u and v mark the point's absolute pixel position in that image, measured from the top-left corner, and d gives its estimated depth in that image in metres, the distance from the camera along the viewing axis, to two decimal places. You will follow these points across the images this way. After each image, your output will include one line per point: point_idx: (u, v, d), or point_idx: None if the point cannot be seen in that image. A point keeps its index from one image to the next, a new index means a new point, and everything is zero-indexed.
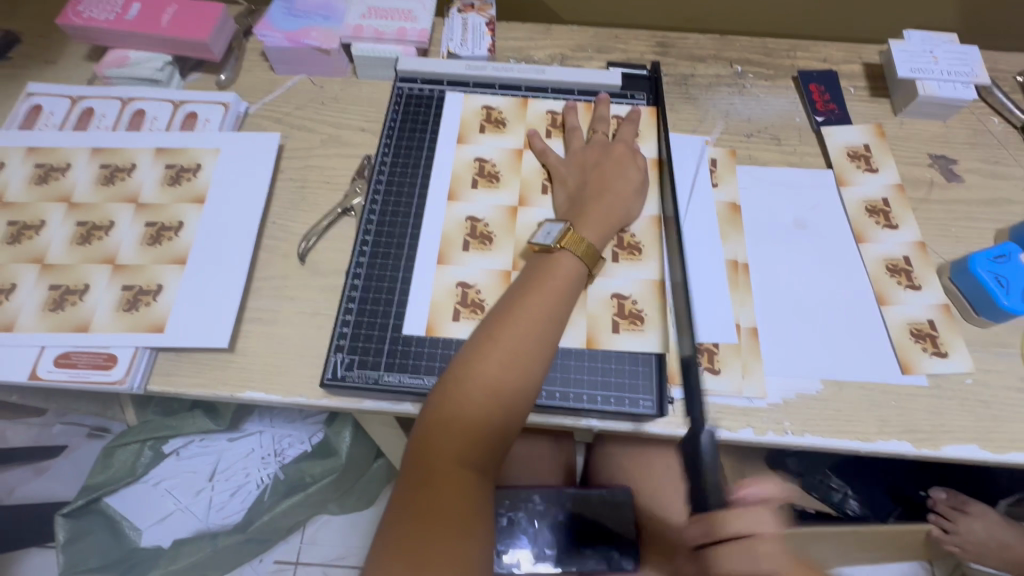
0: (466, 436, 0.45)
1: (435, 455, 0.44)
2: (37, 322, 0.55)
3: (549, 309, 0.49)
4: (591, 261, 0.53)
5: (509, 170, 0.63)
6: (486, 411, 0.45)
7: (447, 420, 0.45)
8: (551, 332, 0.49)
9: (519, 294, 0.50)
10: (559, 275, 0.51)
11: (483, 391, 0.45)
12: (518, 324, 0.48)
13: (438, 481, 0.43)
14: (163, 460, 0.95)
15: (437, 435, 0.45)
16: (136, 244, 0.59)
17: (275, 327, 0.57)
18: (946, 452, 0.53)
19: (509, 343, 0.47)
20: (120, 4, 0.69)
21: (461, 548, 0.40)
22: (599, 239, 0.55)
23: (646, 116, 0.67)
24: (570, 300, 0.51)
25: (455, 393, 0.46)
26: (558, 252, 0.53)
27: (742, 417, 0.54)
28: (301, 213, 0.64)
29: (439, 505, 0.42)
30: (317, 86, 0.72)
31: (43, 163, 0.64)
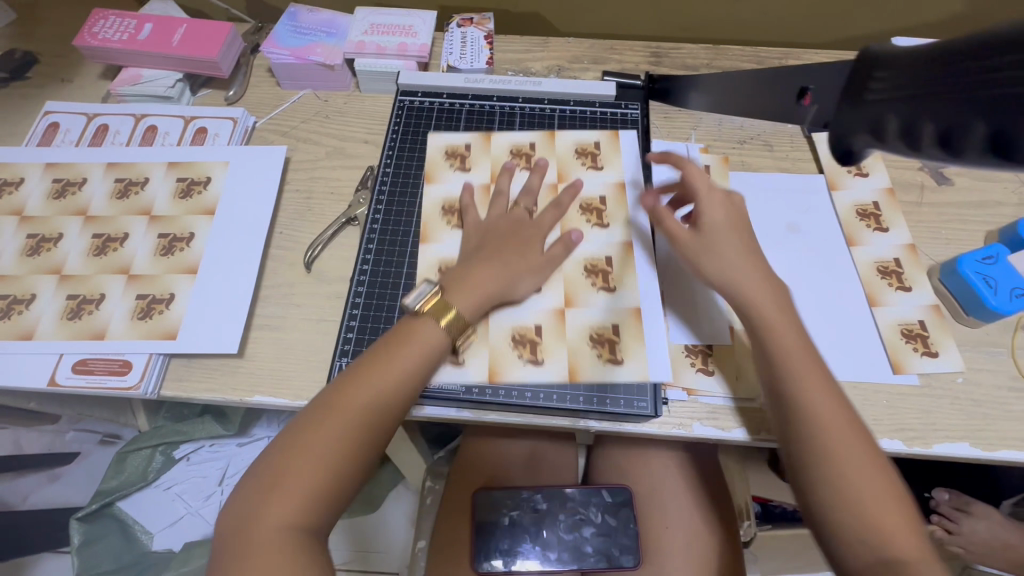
0: (296, 497, 0.44)
1: (256, 530, 0.43)
2: (56, 330, 0.58)
3: (402, 366, 0.50)
4: (456, 330, 0.53)
5: (481, 154, 0.67)
6: (321, 473, 0.45)
7: (271, 491, 0.45)
8: (397, 392, 0.50)
9: (379, 351, 0.51)
10: (415, 338, 0.52)
11: (319, 455, 0.46)
12: (371, 384, 0.49)
13: (258, 552, 0.42)
14: (174, 465, 0.98)
15: (313, 425, 0.47)
16: (149, 255, 0.62)
17: (283, 333, 0.59)
18: (935, 450, 0.54)
19: (350, 411, 0.48)
20: (133, 25, 0.72)
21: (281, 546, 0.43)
22: (471, 310, 0.54)
23: (718, 165, 0.69)
24: (429, 361, 0.52)
25: (284, 460, 0.46)
26: (419, 320, 0.53)
27: (735, 415, 0.55)
28: (307, 223, 0.66)
29: (285, 487, 0.45)
30: (321, 101, 0.75)
31: (61, 178, 0.67)
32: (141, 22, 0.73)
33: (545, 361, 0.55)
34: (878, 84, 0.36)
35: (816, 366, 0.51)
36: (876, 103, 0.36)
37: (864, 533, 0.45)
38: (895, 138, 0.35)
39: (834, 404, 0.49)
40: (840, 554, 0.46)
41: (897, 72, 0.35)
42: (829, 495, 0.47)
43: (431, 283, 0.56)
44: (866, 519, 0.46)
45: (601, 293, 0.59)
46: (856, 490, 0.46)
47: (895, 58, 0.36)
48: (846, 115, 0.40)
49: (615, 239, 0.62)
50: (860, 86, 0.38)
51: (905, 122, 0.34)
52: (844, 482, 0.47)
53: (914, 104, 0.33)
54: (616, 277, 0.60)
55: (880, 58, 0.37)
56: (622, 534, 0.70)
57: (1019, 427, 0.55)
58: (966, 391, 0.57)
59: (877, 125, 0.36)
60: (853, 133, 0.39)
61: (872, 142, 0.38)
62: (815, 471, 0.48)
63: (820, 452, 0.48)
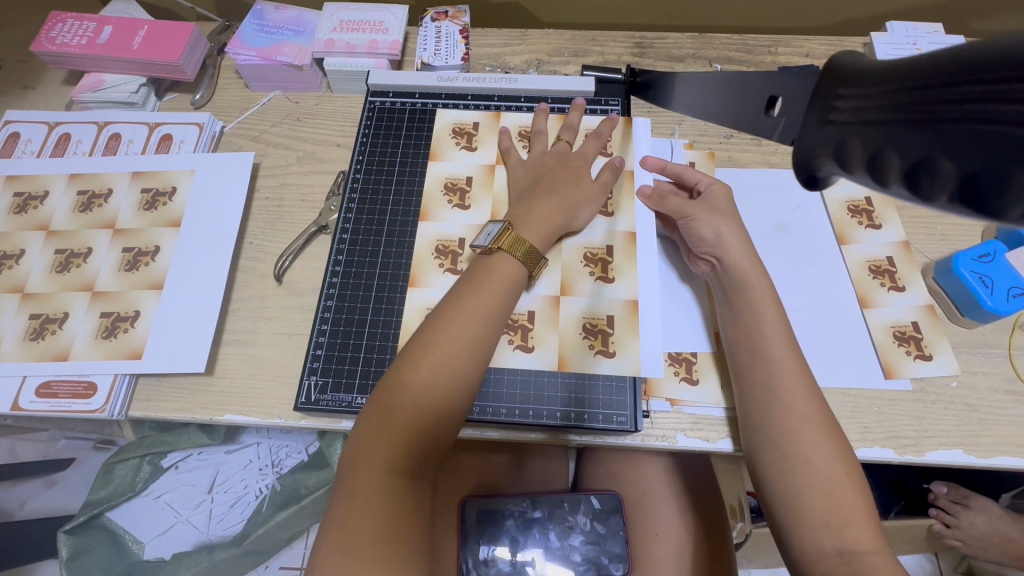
0: (401, 437, 0.43)
1: (365, 470, 0.42)
2: (18, 352, 0.56)
3: (490, 303, 0.48)
4: (531, 262, 0.52)
5: (488, 133, 0.65)
6: (421, 413, 0.44)
7: (378, 432, 0.43)
8: (487, 328, 0.48)
9: (456, 295, 0.49)
10: (498, 274, 0.50)
11: (417, 395, 0.44)
12: (459, 328, 0.47)
13: (367, 492, 0.41)
14: (163, 474, 0.96)
15: (404, 370, 0.45)
16: (113, 270, 0.60)
17: (254, 349, 0.58)
18: (926, 458, 0.52)
19: (443, 349, 0.45)
20: (92, 28, 0.69)
21: (396, 493, 0.42)
22: (541, 243, 0.54)
23: (622, 127, 0.65)
24: (509, 298, 0.49)
25: (387, 399, 0.44)
26: (496, 253, 0.51)
27: (721, 427, 0.53)
28: (278, 232, 0.64)
29: (389, 437, 0.43)
30: (291, 102, 0.72)
31: (23, 191, 0.64)
32: (100, 24, 0.70)
33: (536, 348, 0.54)
34: (845, 99, 0.23)
35: (796, 360, 0.49)
36: (840, 129, 0.23)
37: (811, 529, 0.43)
38: (862, 172, 0.23)
39: (809, 399, 0.47)
40: (793, 548, 0.44)
41: (872, 83, 0.22)
42: (782, 485, 0.46)
43: (500, 222, 0.54)
44: (820, 517, 0.43)
45: (595, 282, 0.56)
46: (813, 485, 0.44)
47: (867, 65, 0.23)
48: (805, 133, 0.26)
49: (612, 228, 0.59)
50: (824, 101, 0.24)
51: (877, 159, 0.21)
52: (805, 464, 0.45)
53: (890, 134, 0.21)
54: (613, 266, 0.57)
55: (849, 65, 0.24)
56: (613, 541, 0.69)
57: (1016, 433, 0.53)
58: (961, 396, 0.54)
59: (838, 159, 0.24)
60: (815, 159, 0.25)
61: (836, 172, 0.25)
62: (774, 460, 0.46)
63: (783, 442, 0.46)
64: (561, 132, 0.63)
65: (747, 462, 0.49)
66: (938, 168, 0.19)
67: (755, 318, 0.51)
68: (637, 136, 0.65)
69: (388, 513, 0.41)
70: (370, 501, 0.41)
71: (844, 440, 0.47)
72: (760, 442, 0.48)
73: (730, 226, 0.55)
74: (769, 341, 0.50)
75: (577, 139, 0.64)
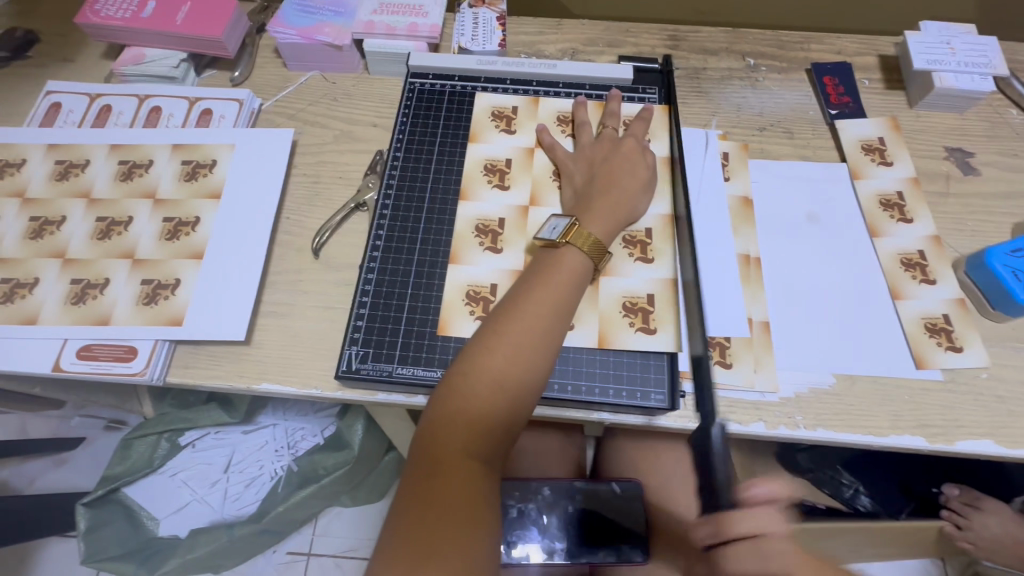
0: (474, 420, 0.44)
1: (442, 448, 0.43)
2: (60, 315, 0.56)
3: (558, 294, 0.49)
4: (596, 255, 0.52)
5: (528, 117, 0.66)
6: (494, 398, 0.45)
7: (451, 414, 0.44)
8: (556, 319, 0.48)
9: (524, 285, 0.50)
10: (565, 268, 0.51)
11: (491, 380, 0.45)
12: (530, 318, 0.47)
13: (444, 470, 0.42)
14: (180, 451, 0.96)
15: (477, 355, 0.46)
16: (154, 239, 0.60)
17: (291, 320, 0.58)
18: (955, 447, 0.53)
19: (515, 337, 0.46)
20: (136, 3, 0.70)
21: (470, 475, 0.42)
22: (606, 236, 0.54)
23: (658, 117, 0.66)
24: (575, 291, 0.50)
25: (461, 382, 0.45)
26: (562, 247, 0.52)
27: (752, 410, 0.54)
28: (315, 208, 0.64)
29: (461, 419, 0.44)
30: (329, 82, 0.73)
31: (64, 160, 0.65)
32: None
33: (576, 325, 0.54)
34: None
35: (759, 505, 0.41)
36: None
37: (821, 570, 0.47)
38: None
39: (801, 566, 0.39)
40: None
41: None
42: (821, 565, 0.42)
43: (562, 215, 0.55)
44: None
45: (635, 264, 0.57)
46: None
47: None
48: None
49: (653, 211, 0.60)
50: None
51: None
52: None
53: None
54: (652, 248, 0.58)
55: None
56: (633, 527, 0.68)
57: None
58: (990, 389, 0.55)
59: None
60: None
61: None
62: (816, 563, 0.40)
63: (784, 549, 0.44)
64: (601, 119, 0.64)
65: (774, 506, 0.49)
66: None
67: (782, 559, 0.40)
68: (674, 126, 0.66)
69: (465, 491, 0.41)
70: (447, 477, 0.42)
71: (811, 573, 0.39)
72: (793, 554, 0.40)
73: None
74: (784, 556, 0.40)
75: (618, 126, 0.65)
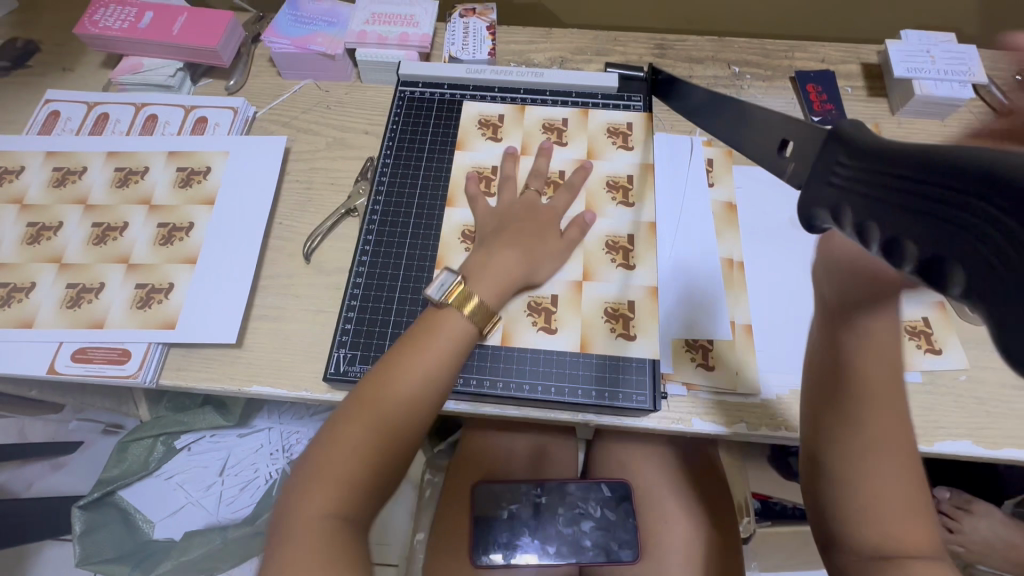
0: (336, 485, 0.41)
1: (300, 515, 0.40)
2: (55, 318, 0.58)
3: (433, 356, 0.47)
4: (481, 320, 0.50)
5: (515, 125, 0.68)
6: (358, 459, 0.42)
7: (316, 477, 0.41)
8: (429, 380, 0.46)
9: (403, 343, 0.47)
10: (444, 332, 0.48)
11: (355, 441, 0.42)
12: (406, 377, 0.45)
13: (303, 534, 0.40)
14: (175, 455, 0.97)
15: (352, 415, 0.44)
16: (149, 244, 0.62)
17: (282, 324, 0.59)
18: (935, 448, 0.54)
19: (388, 396, 0.44)
20: (134, 13, 0.72)
21: (332, 543, 0.40)
22: (493, 298, 0.52)
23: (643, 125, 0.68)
24: (459, 349, 0.48)
25: (327, 446, 0.42)
26: (445, 308, 0.49)
27: (734, 411, 0.55)
28: (307, 213, 0.66)
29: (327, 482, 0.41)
30: (323, 91, 0.74)
31: (62, 166, 0.66)
32: (141, 10, 0.72)
33: (558, 330, 0.56)
34: (844, 169, 0.25)
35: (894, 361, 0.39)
36: (838, 194, 0.25)
37: (863, 553, 0.39)
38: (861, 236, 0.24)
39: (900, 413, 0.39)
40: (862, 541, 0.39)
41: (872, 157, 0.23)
42: (851, 519, 0.40)
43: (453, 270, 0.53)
44: (880, 547, 0.38)
45: (620, 270, 0.58)
46: (879, 540, 0.38)
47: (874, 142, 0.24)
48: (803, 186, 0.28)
49: (636, 217, 0.61)
50: (821, 165, 0.26)
51: (884, 239, 0.23)
52: (861, 501, 0.39)
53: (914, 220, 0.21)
54: (635, 254, 0.59)
55: (854, 135, 0.25)
56: (621, 528, 0.70)
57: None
58: (969, 390, 0.56)
59: (838, 215, 0.25)
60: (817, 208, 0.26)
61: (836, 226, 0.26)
62: (844, 504, 0.40)
63: (854, 459, 0.40)
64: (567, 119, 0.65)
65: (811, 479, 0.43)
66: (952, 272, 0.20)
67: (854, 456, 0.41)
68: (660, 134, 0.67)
69: (321, 560, 0.39)
70: (303, 542, 0.39)
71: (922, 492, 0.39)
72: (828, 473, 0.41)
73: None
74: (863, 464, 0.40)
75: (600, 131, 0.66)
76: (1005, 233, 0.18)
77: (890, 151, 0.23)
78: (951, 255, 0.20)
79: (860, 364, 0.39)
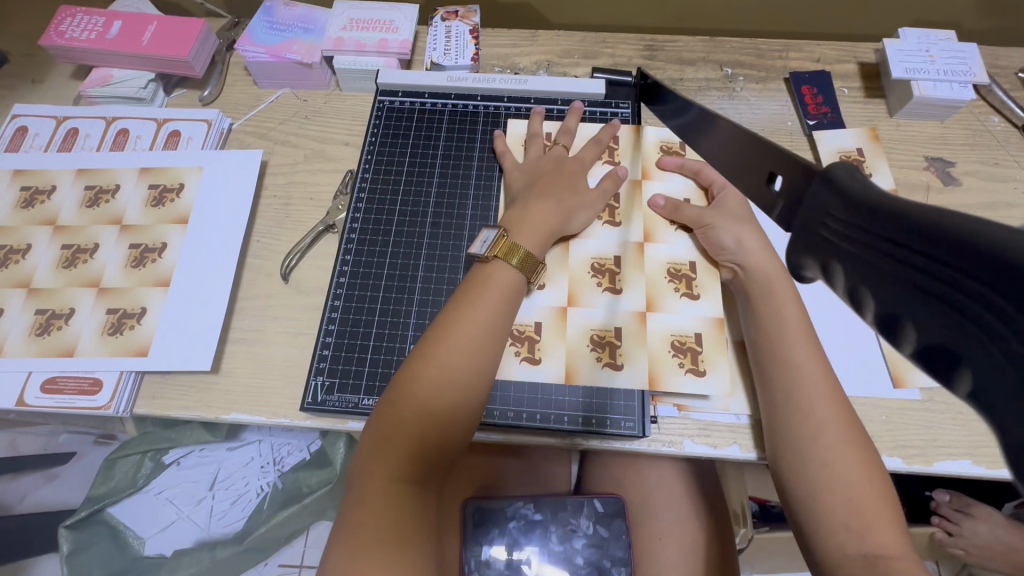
0: (404, 448, 0.43)
1: (371, 477, 0.42)
2: (25, 346, 0.56)
3: (488, 316, 0.48)
4: (528, 269, 0.51)
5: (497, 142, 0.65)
6: (427, 422, 0.44)
7: (386, 439, 0.43)
8: (487, 340, 0.47)
9: (456, 303, 0.48)
10: (495, 286, 0.49)
11: (424, 405, 0.44)
12: (464, 340, 0.46)
13: (373, 499, 0.41)
14: (164, 471, 0.95)
15: (411, 378, 0.45)
16: (121, 267, 0.60)
17: (260, 347, 0.57)
18: (934, 468, 0.52)
19: (449, 358, 0.45)
20: (102, 23, 0.69)
21: (406, 501, 0.42)
22: (538, 249, 0.53)
23: (630, 134, 0.65)
24: (509, 304, 0.49)
25: (391, 411, 0.44)
26: (491, 262, 0.50)
27: (728, 433, 0.53)
28: (285, 230, 0.63)
29: (397, 444, 0.43)
30: (300, 100, 0.72)
31: (30, 186, 0.64)
32: (109, 19, 0.70)
33: (542, 359, 0.53)
34: (834, 222, 0.23)
35: (819, 360, 0.48)
36: (826, 245, 0.23)
37: (835, 534, 0.42)
38: (853, 299, 0.22)
39: (833, 401, 0.46)
40: (815, 514, 0.43)
41: (860, 213, 0.22)
42: (803, 491, 0.44)
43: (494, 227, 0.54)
44: (843, 522, 0.42)
45: (681, 299, 0.56)
46: (844, 519, 0.42)
47: (868, 191, 0.23)
48: (792, 231, 0.26)
49: (624, 237, 0.59)
50: (813, 213, 0.25)
51: (871, 309, 0.21)
52: (825, 463, 0.44)
53: (899, 296, 0.19)
54: (698, 283, 0.56)
55: (847, 185, 0.24)
56: (615, 545, 0.68)
57: None
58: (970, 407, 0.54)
59: (824, 268, 0.23)
60: (802, 257, 0.25)
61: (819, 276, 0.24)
62: (795, 463, 0.45)
63: (805, 448, 0.45)
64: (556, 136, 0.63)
65: (775, 481, 0.47)
66: (947, 361, 0.18)
67: (797, 412, 0.46)
68: (647, 142, 0.64)
69: (392, 516, 0.40)
70: (374, 507, 0.41)
71: (871, 446, 0.45)
72: (782, 447, 0.46)
73: (750, 233, 0.55)
74: (818, 424, 0.45)
75: (575, 144, 0.64)
76: (988, 310, 0.16)
77: (883, 205, 0.21)
78: (938, 334, 0.18)
79: (789, 341, 0.49)
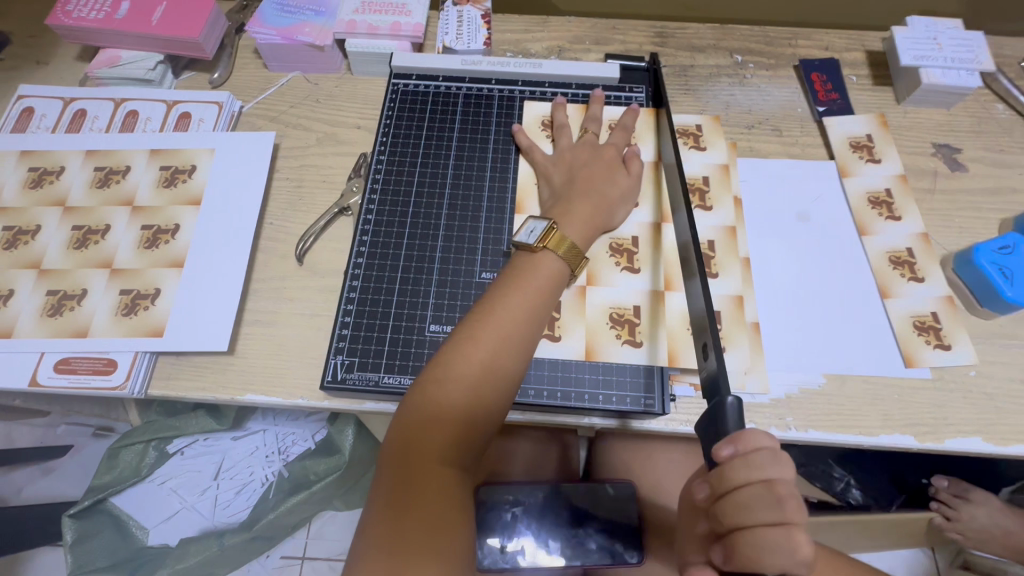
0: (448, 430, 0.43)
1: (415, 458, 0.42)
2: (36, 328, 0.55)
3: (530, 304, 0.48)
4: (574, 260, 0.52)
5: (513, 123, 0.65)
6: (469, 406, 0.44)
7: (428, 421, 0.43)
8: (533, 327, 0.47)
9: (499, 290, 0.48)
10: (541, 273, 0.50)
11: (467, 389, 0.44)
12: (509, 329, 0.46)
13: (418, 480, 0.41)
14: (168, 459, 0.94)
15: (454, 363, 0.45)
16: (133, 248, 0.59)
17: (275, 328, 0.57)
18: (946, 445, 0.53)
19: (494, 346, 0.45)
20: (109, 4, 0.68)
21: (448, 482, 0.42)
22: (583, 242, 0.54)
23: (646, 118, 0.65)
24: (551, 296, 0.49)
25: (434, 395, 0.44)
26: (540, 252, 0.51)
27: (744, 413, 0.53)
28: (298, 213, 0.63)
29: (439, 426, 0.43)
30: (311, 84, 0.71)
31: (37, 167, 0.63)
32: None
33: (563, 337, 0.54)
34: None
35: None
36: None
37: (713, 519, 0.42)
38: None
39: None
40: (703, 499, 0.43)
41: None
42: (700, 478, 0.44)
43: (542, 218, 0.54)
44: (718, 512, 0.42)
45: None
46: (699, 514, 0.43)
47: None
48: None
49: (643, 219, 0.59)
50: None
51: None
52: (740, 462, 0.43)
53: None
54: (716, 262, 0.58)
55: None
56: (626, 529, 0.67)
57: None
58: (980, 385, 0.55)
59: None
60: None
61: None
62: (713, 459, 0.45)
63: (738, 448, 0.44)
64: (585, 123, 0.63)
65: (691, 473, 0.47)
66: None
67: None
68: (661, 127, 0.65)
69: (438, 498, 0.41)
70: (421, 488, 0.41)
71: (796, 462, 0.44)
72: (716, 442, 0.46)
73: None
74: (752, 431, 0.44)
75: (601, 131, 0.64)
76: None
77: None
78: None
79: None
